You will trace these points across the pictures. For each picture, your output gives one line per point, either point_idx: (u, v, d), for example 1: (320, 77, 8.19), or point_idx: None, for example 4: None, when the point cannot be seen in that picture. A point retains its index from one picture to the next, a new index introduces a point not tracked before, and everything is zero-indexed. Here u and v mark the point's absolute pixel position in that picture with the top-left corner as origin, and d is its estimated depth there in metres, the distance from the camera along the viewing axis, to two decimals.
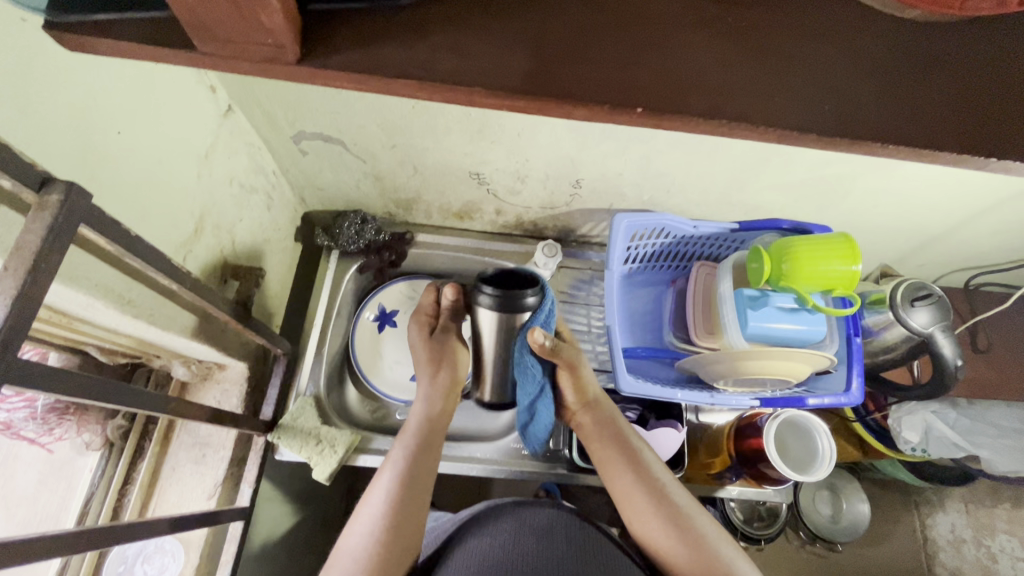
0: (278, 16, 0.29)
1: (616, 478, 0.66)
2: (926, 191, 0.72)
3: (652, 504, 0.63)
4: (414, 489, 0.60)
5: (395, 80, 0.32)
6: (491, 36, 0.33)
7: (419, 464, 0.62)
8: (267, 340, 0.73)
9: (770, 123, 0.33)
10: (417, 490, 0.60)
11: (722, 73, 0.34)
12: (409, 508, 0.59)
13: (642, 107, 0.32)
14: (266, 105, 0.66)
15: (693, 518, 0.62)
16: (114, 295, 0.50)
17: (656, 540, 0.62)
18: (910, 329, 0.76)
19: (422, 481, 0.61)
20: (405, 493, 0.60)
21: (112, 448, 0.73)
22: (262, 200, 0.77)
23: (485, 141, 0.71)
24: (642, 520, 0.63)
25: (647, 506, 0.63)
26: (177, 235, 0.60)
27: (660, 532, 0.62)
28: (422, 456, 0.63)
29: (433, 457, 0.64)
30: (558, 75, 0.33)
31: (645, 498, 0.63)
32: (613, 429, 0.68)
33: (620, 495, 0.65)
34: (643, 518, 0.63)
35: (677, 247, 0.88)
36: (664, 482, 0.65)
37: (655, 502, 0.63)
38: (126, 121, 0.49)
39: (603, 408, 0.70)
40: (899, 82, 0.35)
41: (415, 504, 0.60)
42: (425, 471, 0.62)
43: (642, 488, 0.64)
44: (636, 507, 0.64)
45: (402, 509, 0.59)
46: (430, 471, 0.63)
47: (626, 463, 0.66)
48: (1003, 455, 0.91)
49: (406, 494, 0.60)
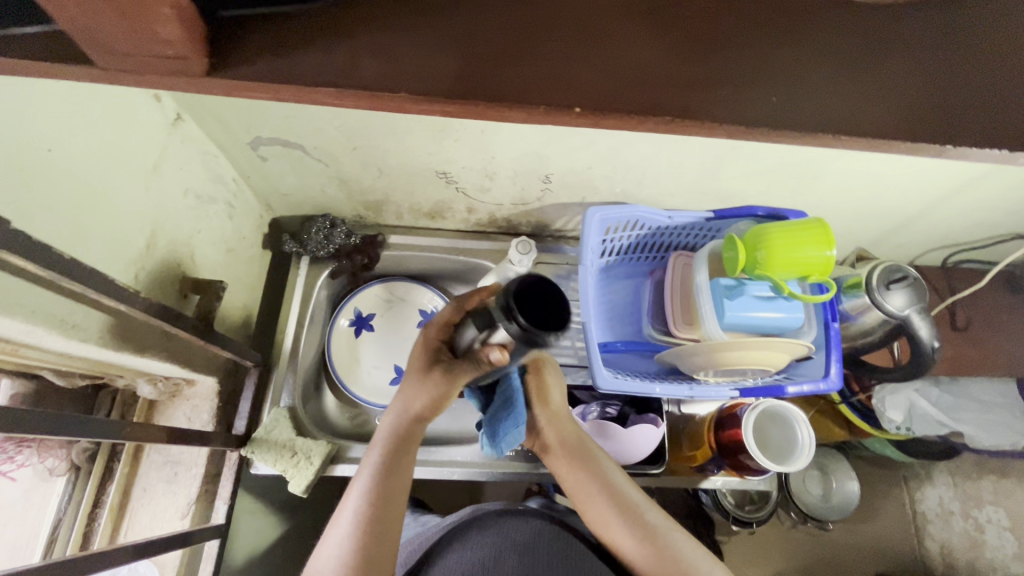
0: (173, 27, 0.27)
1: (581, 493, 0.65)
2: (899, 172, 0.71)
3: (618, 513, 0.62)
4: (387, 508, 0.57)
5: (316, 89, 0.30)
6: (419, 37, 0.31)
7: (388, 482, 0.58)
8: (235, 354, 0.71)
9: (716, 119, 0.32)
10: (391, 508, 0.57)
11: (662, 66, 0.32)
12: (383, 527, 0.56)
13: (579, 108, 0.31)
14: (217, 112, 0.64)
15: (664, 531, 0.62)
16: (54, 320, 0.48)
17: (622, 546, 0.61)
18: (886, 313, 0.75)
19: (393, 498, 0.58)
20: (376, 511, 0.56)
21: (78, 472, 0.70)
22: (222, 210, 0.74)
23: (447, 140, 0.69)
24: (608, 531, 0.62)
25: (612, 517, 0.62)
26: (126, 254, 0.57)
27: (624, 539, 0.61)
28: (392, 472, 0.59)
29: (404, 471, 0.60)
30: (490, 76, 0.31)
31: (612, 512, 0.62)
32: (579, 450, 0.67)
33: (587, 509, 0.64)
34: (607, 526, 0.62)
35: (653, 238, 0.87)
36: (630, 494, 0.64)
37: (618, 512, 0.62)
38: (57, 137, 0.47)
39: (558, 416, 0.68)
40: (851, 69, 0.33)
41: (389, 523, 0.57)
42: (397, 487, 0.59)
43: (606, 501, 0.63)
44: (609, 525, 0.62)
45: (376, 529, 0.56)
46: (402, 487, 0.59)
47: (590, 479, 0.64)
48: (985, 429, 0.91)
49: (379, 515, 0.56)
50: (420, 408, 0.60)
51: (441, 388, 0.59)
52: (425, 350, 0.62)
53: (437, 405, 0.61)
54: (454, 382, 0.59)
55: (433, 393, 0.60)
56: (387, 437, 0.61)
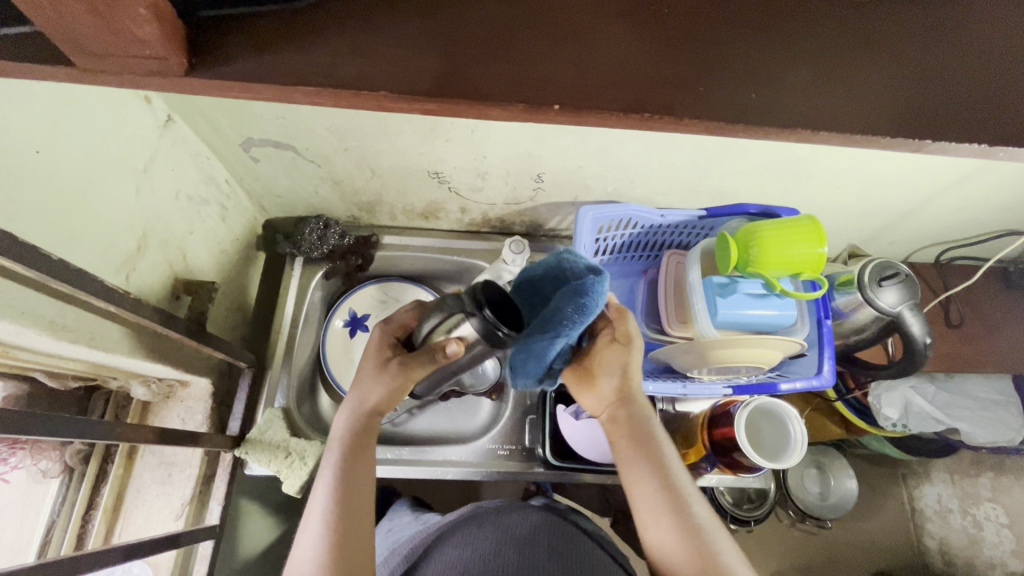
0: (150, 27, 0.27)
1: (632, 477, 0.58)
2: (889, 170, 0.71)
3: (666, 506, 0.55)
4: (354, 506, 0.55)
5: (296, 88, 0.31)
6: (399, 36, 0.32)
7: (351, 480, 0.56)
8: (228, 355, 0.71)
9: (694, 115, 0.32)
10: (357, 506, 0.55)
11: (640, 64, 0.32)
12: (352, 526, 0.54)
13: (558, 105, 0.31)
14: (208, 114, 0.64)
15: (710, 530, 0.54)
16: (44, 321, 0.48)
17: (665, 545, 0.54)
18: (879, 310, 0.75)
19: (359, 496, 0.55)
20: (343, 511, 0.54)
21: (72, 474, 0.71)
22: (215, 212, 0.75)
23: (438, 140, 0.69)
24: (653, 524, 0.55)
25: (661, 509, 0.55)
26: (117, 255, 0.58)
27: (669, 538, 0.54)
28: (355, 470, 0.57)
29: (367, 468, 0.58)
30: (469, 74, 0.31)
31: (662, 506, 0.55)
32: (639, 430, 0.59)
33: (636, 498, 0.57)
34: (653, 519, 0.55)
35: (647, 237, 0.87)
36: (682, 484, 0.57)
37: (668, 503, 0.55)
38: (45, 139, 0.47)
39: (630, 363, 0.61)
40: (829, 65, 0.33)
41: (358, 522, 0.54)
42: (362, 485, 0.56)
43: (658, 490, 0.56)
44: (658, 522, 0.55)
45: (345, 529, 0.53)
46: (367, 484, 0.57)
47: (644, 464, 0.58)
48: (981, 426, 0.90)
49: (344, 515, 0.54)
50: (376, 400, 0.60)
51: (398, 379, 0.60)
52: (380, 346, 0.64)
53: (395, 399, 0.61)
54: (410, 375, 0.61)
55: (388, 385, 0.60)
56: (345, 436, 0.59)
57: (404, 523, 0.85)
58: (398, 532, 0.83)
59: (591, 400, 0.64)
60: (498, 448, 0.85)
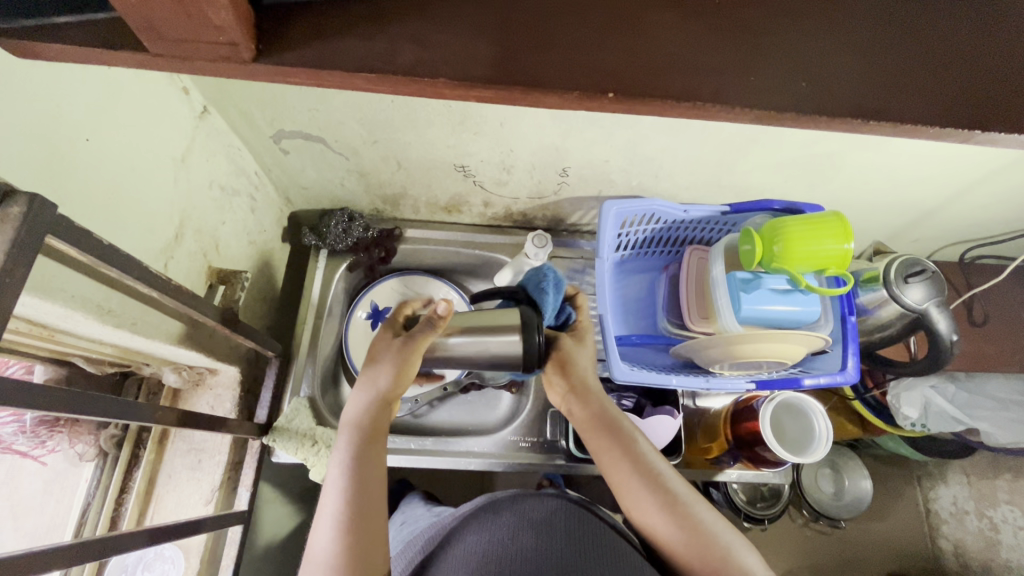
0: (226, 12, 0.28)
1: (609, 466, 0.61)
2: (920, 165, 0.71)
3: (648, 488, 0.58)
4: (367, 507, 0.54)
5: (358, 74, 0.32)
6: (458, 26, 0.32)
7: (360, 475, 0.55)
8: (257, 343, 0.72)
9: (747, 104, 0.32)
10: (371, 505, 0.54)
11: (693, 54, 0.33)
12: (365, 528, 0.53)
13: (613, 92, 0.32)
14: (243, 105, 0.65)
15: (695, 505, 0.57)
16: (92, 305, 0.49)
17: (655, 528, 0.57)
18: (904, 306, 0.75)
19: (369, 493, 0.55)
20: (356, 508, 0.53)
21: (106, 457, 0.72)
22: (245, 202, 0.76)
23: (467, 133, 0.69)
24: (644, 509, 0.58)
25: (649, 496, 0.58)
26: (157, 242, 0.59)
27: (658, 521, 0.57)
28: (361, 466, 0.56)
29: (377, 466, 0.57)
30: (523, 62, 0.32)
31: (647, 489, 0.58)
32: (609, 419, 0.63)
33: (619, 487, 0.60)
34: (639, 505, 0.58)
35: (669, 232, 0.87)
36: (660, 467, 0.60)
37: (655, 486, 0.58)
38: (94, 128, 0.48)
39: (573, 354, 0.67)
40: (879, 53, 0.34)
41: (372, 519, 0.54)
42: (371, 483, 0.55)
43: (638, 474, 0.59)
44: (647, 505, 0.58)
45: (358, 527, 0.53)
46: (379, 483, 0.56)
47: (619, 450, 0.61)
48: (1002, 427, 0.91)
49: (359, 512, 0.53)
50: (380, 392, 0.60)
51: (398, 356, 0.60)
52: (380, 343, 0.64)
53: (394, 387, 0.61)
54: (409, 357, 0.60)
55: (388, 375, 0.60)
56: (348, 433, 0.59)
57: (418, 515, 0.86)
58: (413, 523, 0.83)
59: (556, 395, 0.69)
60: (520, 440, 0.85)
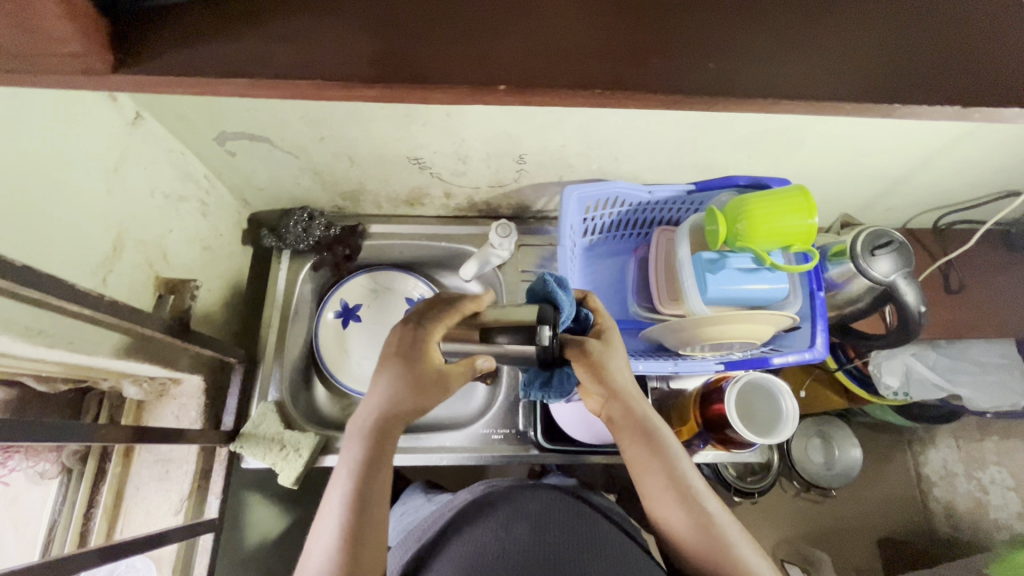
0: (59, 19, 0.27)
1: (637, 468, 0.58)
2: (883, 135, 0.69)
3: (673, 497, 0.56)
4: (373, 522, 0.51)
5: (221, 79, 0.31)
6: (334, 18, 0.31)
7: (371, 486, 0.52)
8: (216, 352, 0.71)
9: (635, 86, 0.31)
10: (376, 519, 0.52)
11: (579, 33, 0.31)
12: (370, 541, 0.50)
13: (504, 84, 0.30)
14: (178, 109, 0.63)
15: (722, 522, 0.55)
16: (18, 327, 0.49)
17: (674, 527, 0.56)
18: (872, 280, 0.74)
19: (377, 505, 0.52)
20: (362, 519, 0.51)
21: (71, 473, 0.71)
22: (194, 208, 0.74)
23: (414, 124, 0.67)
24: (666, 514, 0.56)
25: (671, 503, 0.56)
26: (94, 255, 0.58)
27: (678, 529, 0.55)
28: (375, 476, 0.53)
29: (385, 477, 0.54)
30: (407, 52, 0.30)
31: (670, 497, 0.56)
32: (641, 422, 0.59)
33: (647, 494, 0.58)
34: (660, 502, 0.57)
35: (636, 214, 0.85)
36: (689, 475, 0.57)
37: (679, 496, 0.56)
38: (6, 145, 0.47)
39: (607, 361, 0.59)
40: (778, 23, 0.32)
41: (375, 533, 0.51)
42: (381, 497, 0.53)
43: (667, 484, 0.56)
44: (668, 512, 0.56)
45: (364, 539, 0.50)
46: (385, 496, 0.53)
47: (648, 454, 0.58)
48: (983, 391, 0.89)
49: (365, 527, 0.51)
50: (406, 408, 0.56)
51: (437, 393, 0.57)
52: (424, 351, 0.57)
53: (423, 407, 0.57)
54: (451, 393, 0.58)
55: (423, 399, 0.56)
56: (364, 441, 0.55)
57: (419, 505, 0.86)
58: (412, 514, 0.84)
59: (594, 403, 0.62)
60: (493, 432, 0.85)
